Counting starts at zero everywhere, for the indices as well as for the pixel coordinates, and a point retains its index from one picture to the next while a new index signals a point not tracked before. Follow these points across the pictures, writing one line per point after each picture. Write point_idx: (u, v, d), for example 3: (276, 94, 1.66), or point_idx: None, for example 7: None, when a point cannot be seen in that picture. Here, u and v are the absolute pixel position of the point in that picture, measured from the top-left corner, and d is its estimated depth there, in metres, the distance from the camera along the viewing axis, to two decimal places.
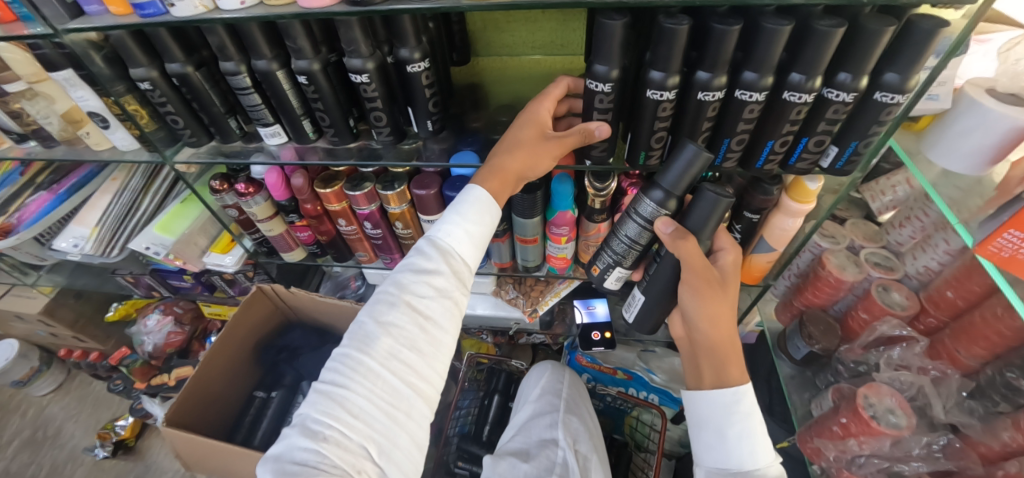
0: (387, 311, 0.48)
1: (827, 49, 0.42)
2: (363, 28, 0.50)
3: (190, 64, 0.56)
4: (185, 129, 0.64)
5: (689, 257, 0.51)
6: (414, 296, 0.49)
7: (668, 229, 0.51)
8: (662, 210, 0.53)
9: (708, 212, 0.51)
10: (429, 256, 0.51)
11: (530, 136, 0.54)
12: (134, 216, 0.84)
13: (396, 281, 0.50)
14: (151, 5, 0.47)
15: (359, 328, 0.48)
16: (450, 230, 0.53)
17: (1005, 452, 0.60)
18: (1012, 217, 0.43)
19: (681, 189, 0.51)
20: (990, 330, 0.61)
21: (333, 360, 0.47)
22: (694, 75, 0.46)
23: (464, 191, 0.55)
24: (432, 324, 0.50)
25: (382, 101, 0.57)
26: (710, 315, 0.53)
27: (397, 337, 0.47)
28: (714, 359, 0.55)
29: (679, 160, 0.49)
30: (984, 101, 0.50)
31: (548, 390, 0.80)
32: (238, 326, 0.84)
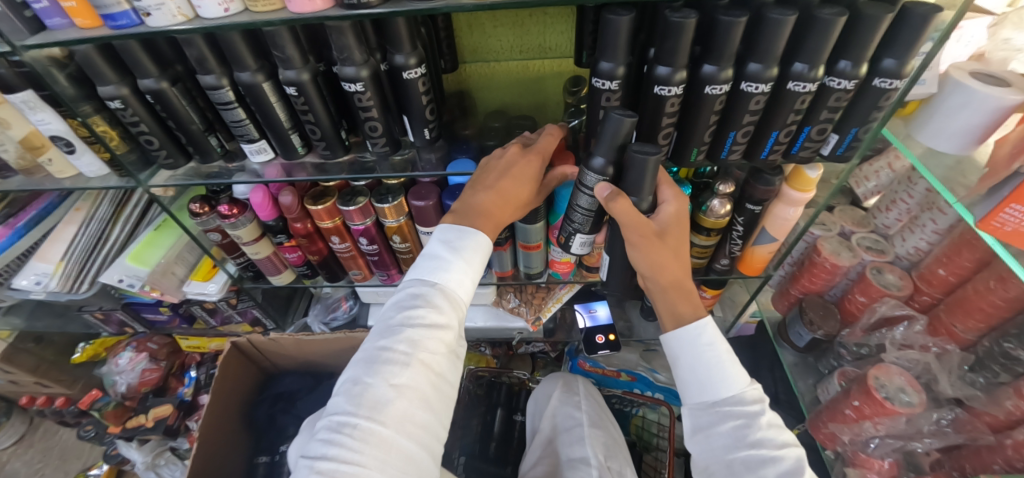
0: (399, 371, 0.44)
1: (829, 37, 0.43)
2: (356, 34, 0.48)
3: (165, 79, 0.52)
4: (160, 150, 0.59)
5: (625, 218, 0.48)
6: (426, 353, 0.46)
7: (606, 192, 0.49)
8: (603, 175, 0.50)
9: (642, 174, 0.47)
10: (440, 309, 0.49)
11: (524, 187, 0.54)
12: (103, 247, 0.78)
13: (405, 337, 0.46)
14: (124, 16, 0.44)
15: (366, 392, 0.43)
16: (457, 279, 0.51)
17: (1010, 421, 0.62)
18: (1013, 191, 0.45)
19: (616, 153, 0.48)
20: (984, 301, 0.63)
21: (332, 430, 0.42)
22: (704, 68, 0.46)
23: (467, 238, 0.53)
24: (442, 381, 0.47)
25: (377, 110, 0.54)
26: (658, 265, 0.53)
27: (410, 399, 0.44)
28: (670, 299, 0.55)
29: (608, 125, 0.46)
30: (969, 83, 0.53)
31: (566, 402, 0.79)
32: (221, 392, 0.78)
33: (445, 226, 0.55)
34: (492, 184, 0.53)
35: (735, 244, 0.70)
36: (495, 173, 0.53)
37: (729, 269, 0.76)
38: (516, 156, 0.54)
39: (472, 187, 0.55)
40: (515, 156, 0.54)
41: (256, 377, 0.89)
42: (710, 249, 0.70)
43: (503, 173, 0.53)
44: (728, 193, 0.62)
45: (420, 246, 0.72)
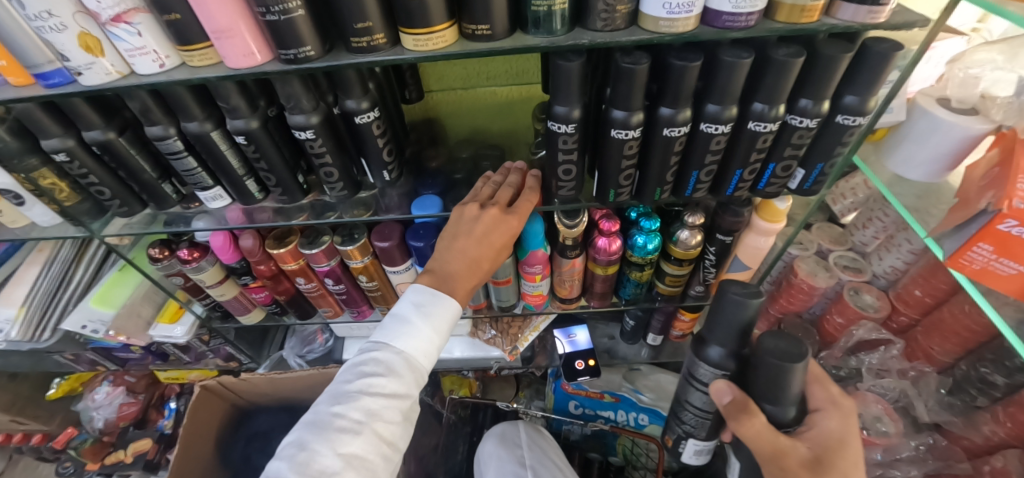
0: (350, 441, 0.43)
1: (786, 79, 0.42)
2: (304, 83, 0.46)
3: (111, 130, 0.50)
4: (113, 199, 0.57)
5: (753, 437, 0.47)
6: (380, 422, 0.46)
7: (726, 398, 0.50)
8: (720, 370, 0.56)
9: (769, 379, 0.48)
10: (401, 377, 0.48)
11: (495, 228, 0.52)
12: (66, 290, 0.76)
13: (362, 404, 0.45)
14: (57, 74, 0.42)
15: (311, 461, 0.42)
16: (423, 346, 0.50)
17: (988, 446, 0.61)
18: (981, 231, 0.44)
19: (736, 344, 0.54)
20: (960, 326, 0.62)
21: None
22: (703, 344, 0.57)
23: (440, 304, 0.52)
24: (391, 449, 0.47)
25: (331, 155, 0.53)
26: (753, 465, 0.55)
27: (357, 470, 0.43)
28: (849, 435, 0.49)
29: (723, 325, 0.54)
30: (935, 111, 0.52)
31: (509, 459, 0.79)
32: (193, 436, 0.75)
33: (416, 285, 0.53)
34: (463, 244, 0.52)
35: (709, 272, 0.69)
36: (466, 237, 0.52)
37: (704, 295, 0.74)
38: (494, 219, 0.52)
39: (449, 248, 0.53)
40: (492, 218, 0.52)
41: (230, 417, 0.87)
42: (683, 278, 0.69)
43: (479, 239, 0.52)
44: (697, 224, 0.60)
45: (389, 283, 0.71)
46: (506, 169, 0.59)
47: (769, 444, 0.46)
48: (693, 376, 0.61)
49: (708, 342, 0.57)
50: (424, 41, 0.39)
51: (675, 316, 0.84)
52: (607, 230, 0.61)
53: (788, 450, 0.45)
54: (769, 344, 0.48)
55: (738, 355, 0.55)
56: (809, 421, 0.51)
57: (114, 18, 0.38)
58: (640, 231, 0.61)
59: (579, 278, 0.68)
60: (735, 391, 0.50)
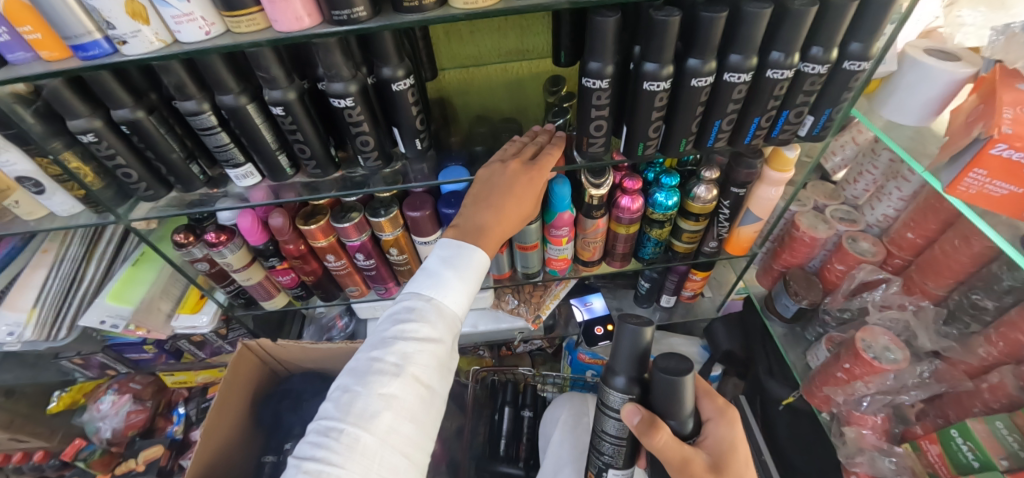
0: (389, 383, 0.45)
1: (802, 27, 0.45)
2: (343, 49, 0.47)
3: (141, 108, 0.50)
4: (139, 183, 0.56)
5: (663, 448, 0.51)
6: (417, 366, 0.47)
7: (635, 419, 0.52)
8: (629, 395, 0.57)
9: (670, 394, 0.52)
10: (434, 324, 0.49)
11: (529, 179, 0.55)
12: (79, 288, 0.74)
13: (397, 349, 0.47)
14: (96, 46, 0.42)
15: (353, 401, 0.44)
16: (452, 294, 0.52)
17: (984, 366, 0.68)
18: (974, 157, 0.49)
19: (636, 370, 0.57)
20: (951, 261, 0.68)
21: (321, 435, 0.43)
22: (607, 375, 0.58)
23: (465, 254, 0.53)
24: (431, 393, 0.48)
25: (368, 124, 0.54)
26: None
27: (398, 410, 0.44)
28: (736, 437, 0.56)
29: (626, 343, 0.57)
30: (924, 60, 0.57)
31: (575, 427, 0.85)
32: (232, 392, 0.76)
33: (443, 240, 0.55)
34: (496, 201, 0.54)
35: (722, 227, 0.73)
36: (498, 193, 0.54)
37: (717, 251, 0.78)
38: (516, 173, 0.54)
39: (473, 204, 0.55)
40: (515, 172, 0.54)
41: (266, 378, 0.87)
42: (699, 233, 0.73)
43: (504, 191, 0.54)
44: (713, 178, 0.64)
45: (417, 256, 0.72)
46: (534, 132, 0.61)
47: (676, 454, 0.51)
48: (604, 404, 0.60)
49: (613, 372, 0.58)
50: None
51: (686, 277, 0.88)
52: (631, 189, 0.63)
53: (692, 458, 0.51)
54: (662, 365, 0.53)
55: (641, 380, 0.58)
56: (703, 431, 0.58)
57: None
58: (661, 188, 0.64)
59: (602, 239, 0.71)
60: (642, 410, 0.53)
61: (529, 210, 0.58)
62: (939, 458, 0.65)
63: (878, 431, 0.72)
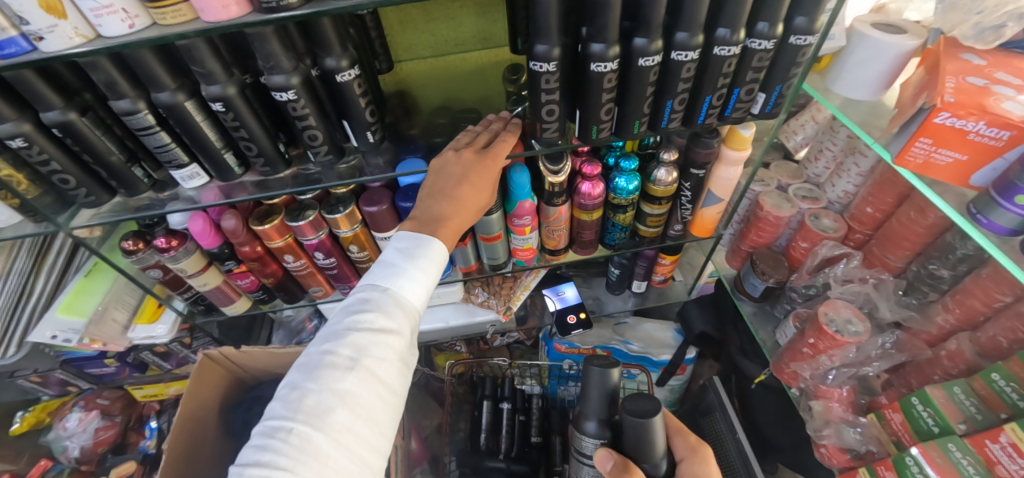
0: (343, 377, 0.44)
1: (745, 1, 0.45)
2: (280, 39, 0.46)
3: (72, 109, 0.47)
4: (78, 188, 0.54)
5: None
6: (371, 359, 0.46)
7: (609, 463, 0.55)
8: (601, 441, 0.60)
9: (638, 437, 0.53)
10: (391, 315, 0.48)
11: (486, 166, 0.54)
12: (29, 302, 0.71)
13: (351, 342, 0.45)
14: (12, 44, 0.40)
15: (303, 398, 0.42)
16: (411, 285, 0.51)
17: (942, 333, 0.70)
18: (920, 127, 0.49)
19: (606, 411, 0.60)
20: (909, 232, 0.70)
21: (266, 436, 0.41)
22: (579, 421, 0.62)
23: (424, 244, 0.53)
24: (387, 388, 0.47)
25: (315, 117, 0.52)
26: None
27: (352, 407, 0.43)
28: (710, 476, 0.56)
29: (593, 383, 0.60)
30: (871, 33, 0.57)
31: None
32: (195, 406, 0.73)
33: (400, 231, 0.54)
34: (451, 193, 0.54)
35: (686, 209, 0.73)
36: (453, 182, 0.54)
37: (682, 234, 0.79)
38: (471, 163, 0.54)
39: (429, 196, 0.55)
40: (470, 161, 0.54)
41: (232, 386, 0.86)
42: (663, 217, 0.73)
43: (459, 180, 0.54)
44: (673, 161, 0.64)
45: (379, 252, 0.71)
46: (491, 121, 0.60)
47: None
48: (579, 450, 0.64)
49: (585, 417, 0.62)
50: None
51: (656, 262, 0.88)
52: (590, 174, 0.63)
53: None
54: (629, 406, 0.54)
55: (611, 423, 0.61)
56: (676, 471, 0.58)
57: None
58: (621, 172, 0.64)
59: (566, 226, 0.71)
60: (616, 455, 0.55)
61: (486, 197, 0.57)
62: (902, 425, 0.66)
63: (844, 403, 0.73)
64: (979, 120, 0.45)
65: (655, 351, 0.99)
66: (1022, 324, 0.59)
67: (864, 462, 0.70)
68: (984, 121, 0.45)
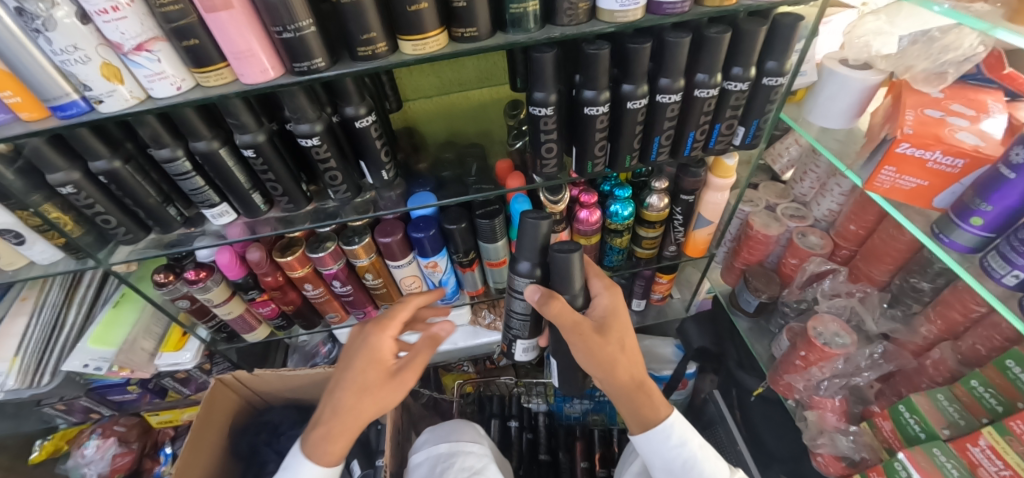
0: None
1: (719, 51, 0.51)
2: (307, 94, 0.51)
3: (117, 158, 0.52)
4: (118, 227, 0.59)
5: (557, 317, 0.53)
6: None
7: (537, 296, 0.55)
8: (532, 279, 0.56)
9: (565, 273, 0.54)
10: None
11: (377, 378, 0.55)
12: (61, 334, 0.75)
13: None
14: (73, 105, 0.45)
15: None
16: None
17: (927, 343, 0.73)
18: (886, 156, 0.54)
19: (540, 255, 0.55)
20: (891, 247, 0.74)
21: None
22: (512, 263, 0.57)
23: None
24: None
25: (335, 160, 0.58)
26: (592, 358, 0.56)
27: None
28: (620, 306, 0.58)
29: (527, 232, 0.54)
30: (840, 70, 0.63)
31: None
32: (206, 424, 0.78)
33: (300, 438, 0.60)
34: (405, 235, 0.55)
35: (678, 232, 0.78)
36: (397, 319, 0.58)
37: (677, 254, 0.83)
38: (380, 381, 0.55)
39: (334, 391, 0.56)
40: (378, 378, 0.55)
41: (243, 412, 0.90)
42: (657, 240, 0.78)
43: (354, 392, 0.55)
44: (664, 188, 0.70)
45: (392, 279, 0.76)
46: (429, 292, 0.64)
47: (569, 320, 0.53)
48: (513, 288, 0.59)
49: (518, 258, 0.56)
50: (421, 45, 0.45)
51: (653, 280, 0.93)
52: (587, 202, 0.68)
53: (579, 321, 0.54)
54: (559, 246, 0.54)
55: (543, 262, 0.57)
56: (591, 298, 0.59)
57: (136, 48, 0.42)
58: (616, 200, 0.70)
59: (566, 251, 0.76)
60: (543, 289, 0.56)
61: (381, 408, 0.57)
62: (892, 433, 0.69)
63: (837, 412, 0.76)
64: (936, 150, 0.51)
65: (656, 367, 1.04)
66: (998, 333, 0.62)
67: (858, 469, 0.73)
68: (940, 151, 0.50)
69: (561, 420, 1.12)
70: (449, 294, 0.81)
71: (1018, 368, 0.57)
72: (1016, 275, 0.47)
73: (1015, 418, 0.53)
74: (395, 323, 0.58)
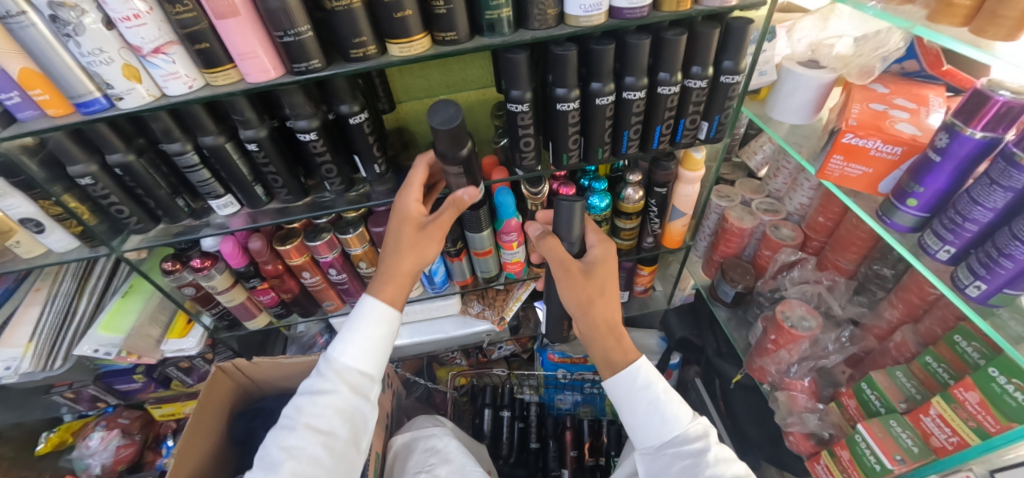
0: (288, 436, 0.54)
1: (677, 52, 0.56)
2: (305, 92, 0.57)
3: (132, 152, 0.58)
4: (130, 217, 0.64)
5: (552, 254, 0.63)
6: (311, 418, 0.55)
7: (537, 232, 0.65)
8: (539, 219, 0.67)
9: (568, 222, 0.62)
10: (325, 378, 0.58)
11: (408, 232, 0.62)
12: (72, 321, 0.79)
13: (295, 404, 0.56)
14: (95, 102, 0.50)
15: (263, 456, 0.53)
16: (343, 348, 0.60)
17: (891, 327, 0.77)
18: (834, 146, 0.59)
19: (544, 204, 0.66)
20: (855, 236, 0.78)
21: None
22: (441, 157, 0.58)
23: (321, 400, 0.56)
24: (331, 437, 0.55)
25: (330, 154, 0.63)
26: (574, 296, 0.63)
27: (300, 459, 0.53)
28: (610, 259, 0.65)
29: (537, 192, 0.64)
30: (796, 69, 0.68)
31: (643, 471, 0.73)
32: (206, 409, 0.81)
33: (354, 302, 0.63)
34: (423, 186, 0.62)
35: (654, 223, 0.83)
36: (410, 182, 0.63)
37: (655, 245, 0.88)
38: (412, 233, 0.63)
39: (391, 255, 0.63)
40: (409, 232, 0.62)
41: (238, 401, 0.93)
42: (634, 231, 0.83)
43: (405, 247, 0.63)
44: (638, 181, 0.75)
45: None
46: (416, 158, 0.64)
47: (560, 258, 0.62)
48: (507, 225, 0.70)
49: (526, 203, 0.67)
50: (407, 48, 0.50)
51: (635, 272, 0.97)
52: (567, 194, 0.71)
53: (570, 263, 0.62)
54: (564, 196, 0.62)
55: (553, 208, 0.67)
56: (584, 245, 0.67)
57: (154, 51, 0.47)
58: (593, 192, 0.74)
59: None
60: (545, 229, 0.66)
61: (422, 259, 0.64)
62: (856, 410, 0.73)
63: (807, 393, 0.80)
64: (877, 139, 0.56)
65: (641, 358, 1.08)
66: (951, 313, 0.67)
67: (826, 446, 0.77)
68: (880, 140, 0.55)
69: (550, 411, 1.15)
70: (438, 283, 0.86)
71: (965, 343, 0.61)
72: (948, 250, 0.51)
73: (958, 387, 0.57)
74: (416, 183, 0.62)
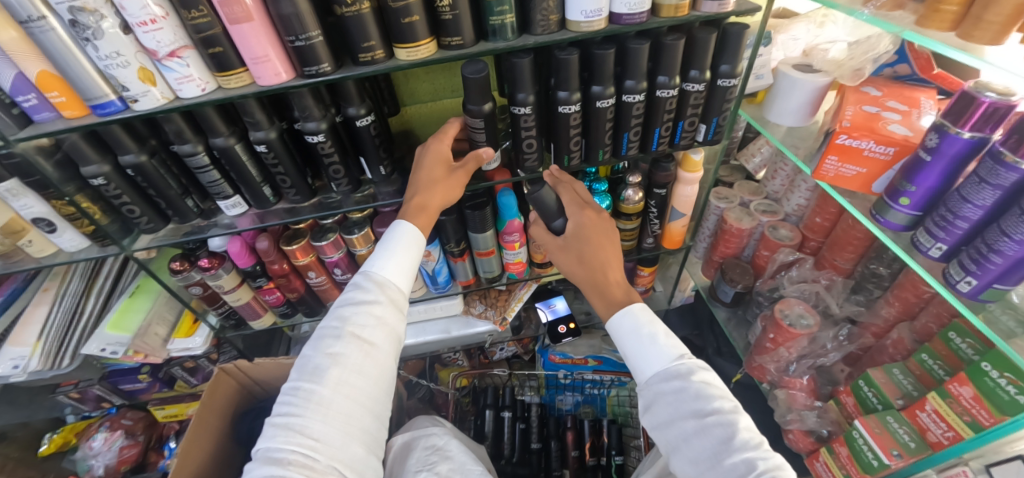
0: (333, 343, 0.52)
1: (676, 56, 0.58)
2: (314, 95, 0.58)
3: (144, 153, 0.59)
4: (141, 217, 0.65)
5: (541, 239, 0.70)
6: (356, 327, 0.54)
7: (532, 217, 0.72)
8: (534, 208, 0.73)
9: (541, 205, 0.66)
10: (366, 289, 0.57)
11: (440, 172, 0.63)
12: (80, 321, 0.80)
13: (337, 314, 0.55)
14: (111, 104, 0.52)
15: (307, 362, 0.52)
16: (382, 264, 0.59)
17: (887, 325, 0.78)
18: (829, 147, 0.61)
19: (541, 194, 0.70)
20: (851, 236, 0.80)
21: (288, 394, 0.50)
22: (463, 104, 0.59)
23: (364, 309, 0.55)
24: (375, 348, 0.54)
25: (338, 155, 0.64)
26: (567, 265, 0.67)
27: (344, 366, 0.51)
28: (590, 224, 0.65)
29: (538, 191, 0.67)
30: (792, 73, 0.70)
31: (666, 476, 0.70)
32: (210, 408, 0.82)
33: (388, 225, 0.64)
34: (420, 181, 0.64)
35: (655, 224, 0.84)
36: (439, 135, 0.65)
37: (656, 246, 0.90)
38: (441, 177, 0.63)
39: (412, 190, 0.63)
40: (438, 177, 0.63)
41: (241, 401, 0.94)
42: (635, 231, 0.84)
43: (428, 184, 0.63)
44: (638, 182, 0.76)
45: None
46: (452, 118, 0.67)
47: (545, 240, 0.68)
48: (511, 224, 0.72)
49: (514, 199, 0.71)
50: (414, 52, 0.52)
51: (636, 273, 0.98)
52: None
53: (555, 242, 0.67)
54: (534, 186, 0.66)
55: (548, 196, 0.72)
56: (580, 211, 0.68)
57: (169, 54, 0.49)
58: (595, 193, 0.76)
59: None
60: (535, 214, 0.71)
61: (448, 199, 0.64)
62: (854, 406, 0.74)
63: (806, 391, 0.82)
64: (870, 140, 0.57)
65: None
66: (946, 310, 0.68)
67: (825, 443, 0.78)
68: (873, 141, 0.57)
69: (551, 411, 1.15)
70: (442, 282, 0.87)
71: (959, 339, 0.62)
72: (940, 247, 0.53)
73: (952, 382, 0.58)
74: (448, 136, 0.65)
